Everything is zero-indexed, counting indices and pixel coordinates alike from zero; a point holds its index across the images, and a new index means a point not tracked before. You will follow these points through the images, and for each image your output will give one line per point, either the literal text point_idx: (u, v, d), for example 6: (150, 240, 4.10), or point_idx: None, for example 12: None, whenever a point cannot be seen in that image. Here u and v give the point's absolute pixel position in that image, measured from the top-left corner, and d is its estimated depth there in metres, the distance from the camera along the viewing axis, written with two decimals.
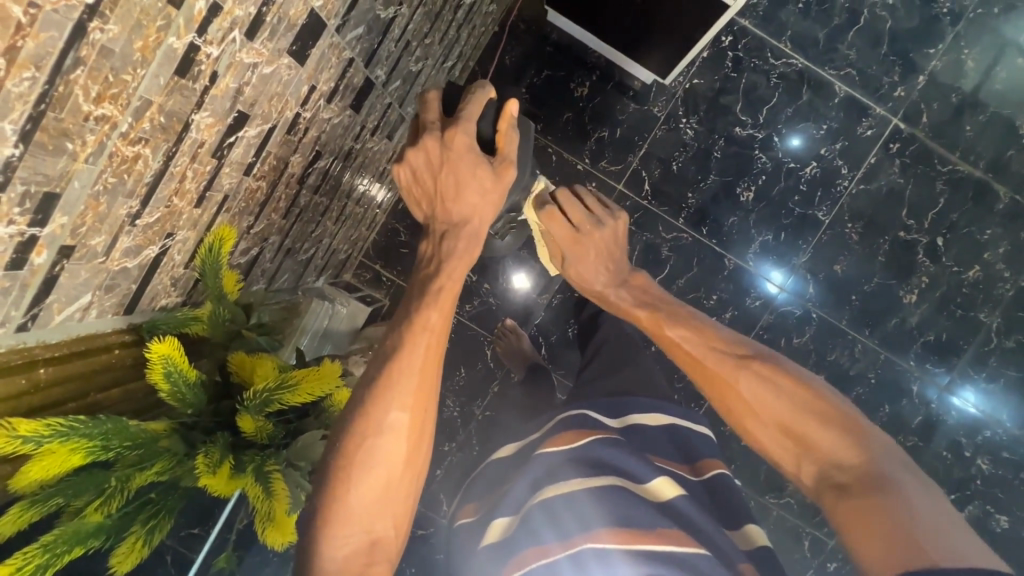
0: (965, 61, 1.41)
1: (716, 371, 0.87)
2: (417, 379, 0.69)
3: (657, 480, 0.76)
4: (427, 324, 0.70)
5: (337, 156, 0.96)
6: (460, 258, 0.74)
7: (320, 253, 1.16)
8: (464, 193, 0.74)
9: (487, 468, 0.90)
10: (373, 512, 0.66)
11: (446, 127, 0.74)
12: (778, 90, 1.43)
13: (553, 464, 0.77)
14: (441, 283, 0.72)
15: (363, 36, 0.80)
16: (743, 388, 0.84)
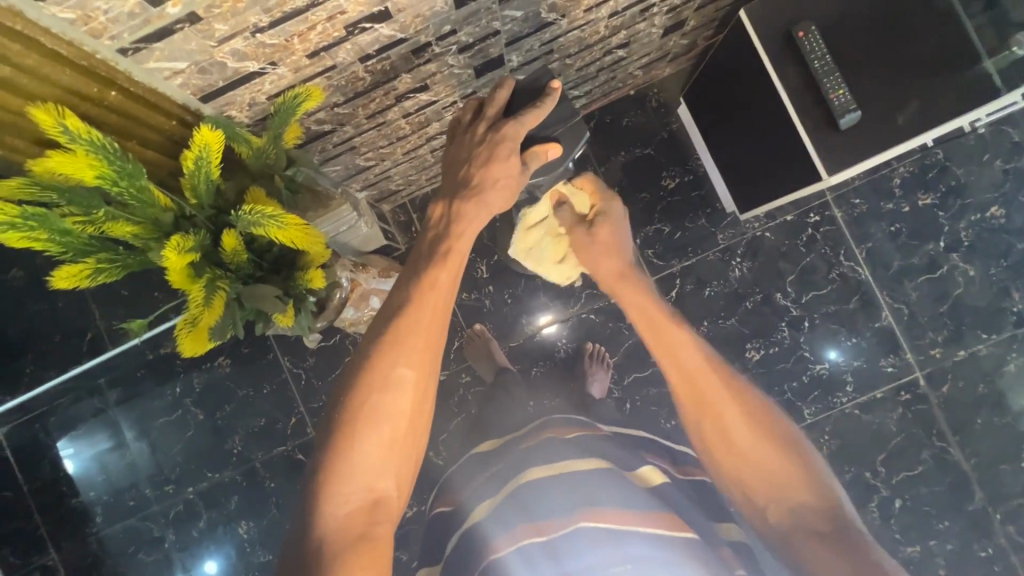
0: (1008, 362, 1.42)
1: (710, 390, 0.81)
2: (424, 335, 0.71)
3: (645, 469, 0.87)
4: (433, 283, 0.72)
5: (440, 100, 1.04)
6: (470, 232, 0.76)
7: (376, 170, 1.24)
8: (488, 167, 0.77)
9: (465, 462, 1.00)
10: (383, 462, 0.67)
11: (499, 120, 0.81)
12: (832, 285, 1.47)
13: (546, 449, 0.88)
14: (450, 245, 0.75)
15: (517, 20, 0.89)
16: (727, 415, 0.80)
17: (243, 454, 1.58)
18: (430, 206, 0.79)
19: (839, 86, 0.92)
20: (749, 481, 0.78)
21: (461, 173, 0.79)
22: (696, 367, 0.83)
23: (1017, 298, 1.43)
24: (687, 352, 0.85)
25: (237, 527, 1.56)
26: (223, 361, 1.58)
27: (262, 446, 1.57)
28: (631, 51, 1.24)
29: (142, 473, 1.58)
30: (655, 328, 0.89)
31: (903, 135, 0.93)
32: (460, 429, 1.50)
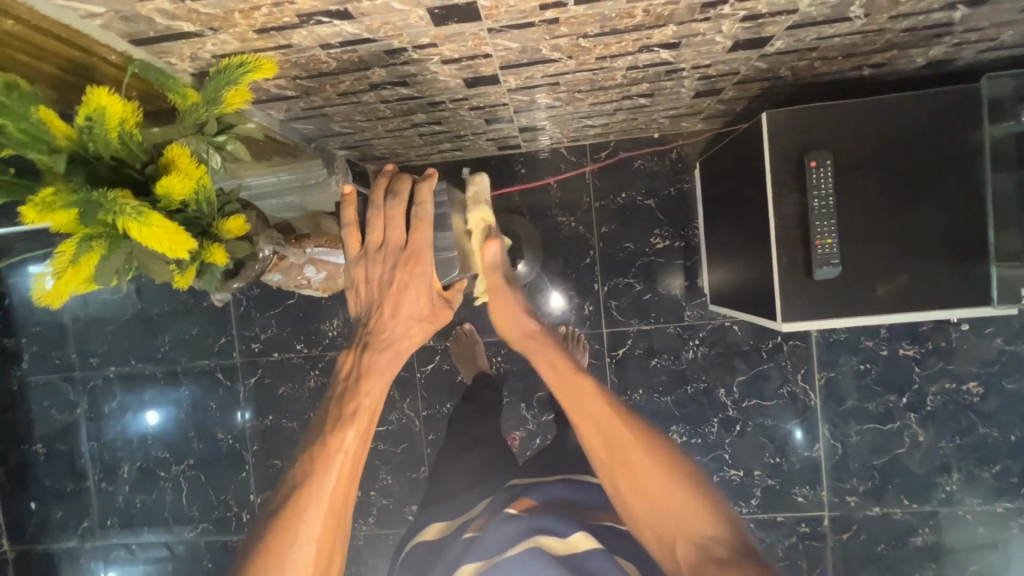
0: (917, 534, 1.39)
1: (609, 429, 0.72)
2: (329, 507, 0.63)
3: (575, 533, 0.69)
4: (341, 447, 0.65)
5: (424, 97, 0.97)
6: (377, 387, 0.69)
7: (355, 137, 1.18)
8: (392, 326, 0.71)
9: (411, 555, 0.83)
10: None
11: (400, 238, 0.72)
12: (778, 400, 1.41)
13: (478, 541, 0.73)
14: (360, 402, 0.68)
15: (513, 50, 0.80)
16: (641, 456, 0.70)
17: (168, 354, 1.60)
18: (339, 355, 0.72)
19: (829, 234, 0.83)
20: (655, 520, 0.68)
21: (370, 319, 0.72)
22: (603, 411, 0.73)
23: (954, 478, 1.37)
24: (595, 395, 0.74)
25: (145, 416, 1.62)
26: None
27: (187, 352, 1.60)
28: (655, 102, 1.13)
29: (75, 338, 1.63)
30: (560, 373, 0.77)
31: (876, 307, 0.86)
32: None
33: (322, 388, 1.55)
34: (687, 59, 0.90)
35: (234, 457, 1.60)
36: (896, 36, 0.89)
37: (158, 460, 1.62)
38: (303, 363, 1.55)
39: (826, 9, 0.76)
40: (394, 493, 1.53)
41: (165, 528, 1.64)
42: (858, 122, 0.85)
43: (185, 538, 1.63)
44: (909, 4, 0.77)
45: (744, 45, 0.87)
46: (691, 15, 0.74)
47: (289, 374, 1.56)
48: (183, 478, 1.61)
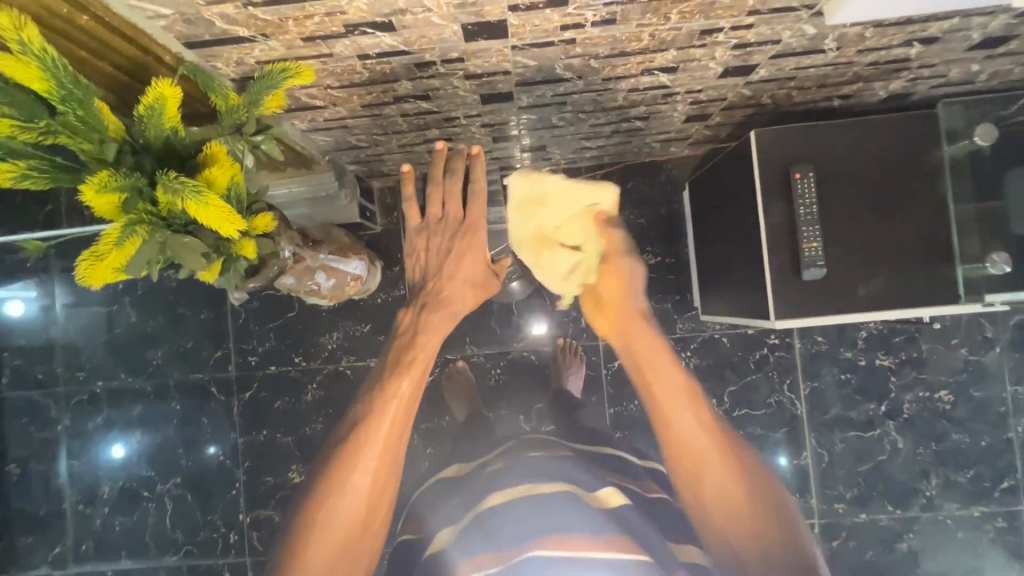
0: (903, 540, 1.44)
1: (675, 396, 0.72)
2: (384, 442, 0.69)
3: (604, 487, 0.75)
4: (398, 391, 0.71)
5: (441, 112, 1.04)
6: (433, 343, 0.76)
7: (368, 151, 1.24)
8: (450, 289, 0.82)
9: (430, 491, 0.89)
10: (350, 542, 0.67)
11: (457, 210, 0.85)
12: (766, 409, 1.47)
13: (506, 475, 0.79)
14: (415, 352, 0.74)
15: (530, 67, 0.88)
16: (694, 429, 0.71)
17: (160, 368, 1.58)
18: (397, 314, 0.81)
19: (814, 239, 0.92)
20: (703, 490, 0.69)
21: (426, 283, 0.83)
22: (671, 374, 0.73)
23: (934, 484, 1.44)
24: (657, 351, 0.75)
25: (132, 433, 1.57)
26: (172, 275, 1.57)
27: (180, 366, 1.57)
28: (649, 125, 1.23)
29: (60, 353, 1.59)
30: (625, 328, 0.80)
31: (859, 305, 0.94)
32: None
33: (320, 402, 1.55)
34: (682, 84, 1.01)
35: (225, 475, 1.56)
36: (862, 69, 1.01)
37: (143, 480, 1.57)
38: (301, 377, 1.55)
39: (805, 40, 0.87)
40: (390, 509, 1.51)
41: (146, 553, 1.56)
42: (835, 140, 0.95)
43: (167, 564, 1.56)
44: (874, 39, 0.89)
45: (733, 71, 0.97)
46: (690, 41, 0.83)
47: (286, 388, 1.55)
48: (168, 499, 1.56)
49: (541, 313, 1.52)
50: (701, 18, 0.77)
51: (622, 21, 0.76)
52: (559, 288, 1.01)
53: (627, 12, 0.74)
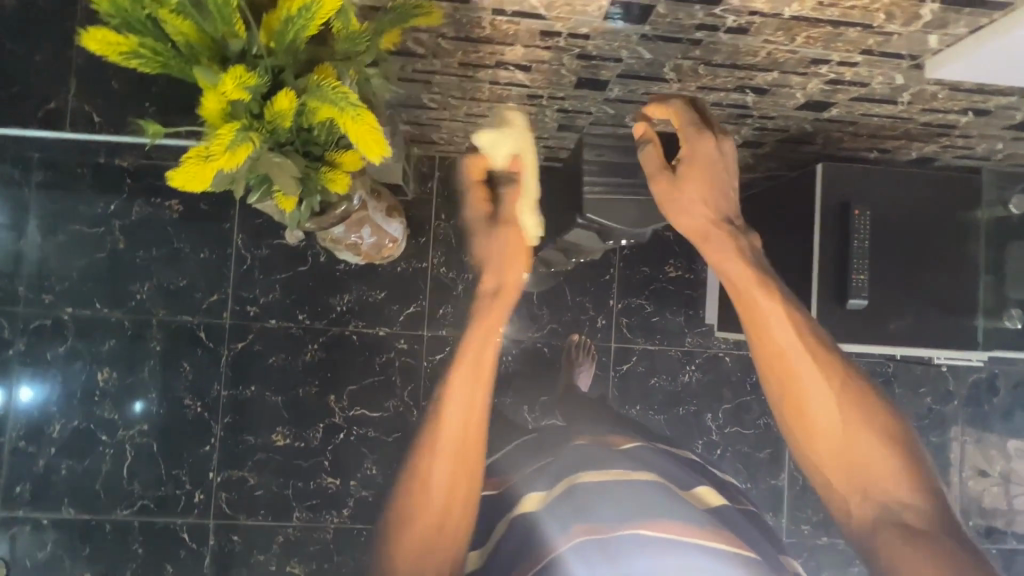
0: (855, 565, 1.57)
1: (790, 361, 0.67)
2: (480, 356, 0.70)
3: (700, 488, 0.75)
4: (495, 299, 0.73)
5: (528, 88, 1.04)
6: (484, 332, 0.71)
7: (430, 114, 1.21)
8: (492, 269, 0.75)
9: (502, 456, 0.93)
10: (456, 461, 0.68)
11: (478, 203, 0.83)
12: (755, 430, 1.56)
13: (597, 455, 0.77)
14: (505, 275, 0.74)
15: (642, 61, 0.90)
16: (831, 415, 0.66)
17: (143, 304, 1.44)
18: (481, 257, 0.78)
19: (863, 270, 1.00)
20: (834, 479, 0.65)
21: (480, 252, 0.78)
22: (788, 344, 0.67)
23: None
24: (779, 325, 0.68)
25: (98, 370, 1.43)
26: (175, 206, 1.45)
27: (167, 305, 1.45)
28: None
29: (25, 269, 1.42)
30: (737, 289, 0.70)
31: (890, 339, 1.02)
32: (371, 387, 1.48)
33: (318, 364, 1.47)
34: (761, 107, 1.05)
35: (199, 428, 1.44)
36: (914, 127, 1.11)
37: (101, 422, 1.42)
38: (302, 336, 1.47)
39: (889, 89, 0.94)
40: (377, 485, 1.46)
41: (92, 503, 1.41)
42: (889, 186, 1.04)
43: (114, 518, 1.42)
44: (942, 101, 0.98)
45: (811, 106, 1.03)
46: (797, 67, 0.88)
47: (284, 344, 1.47)
48: (129, 446, 1.42)
49: (559, 307, 1.53)
50: (820, 46, 0.82)
51: (752, 33, 0.80)
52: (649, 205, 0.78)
53: (762, 26, 0.78)
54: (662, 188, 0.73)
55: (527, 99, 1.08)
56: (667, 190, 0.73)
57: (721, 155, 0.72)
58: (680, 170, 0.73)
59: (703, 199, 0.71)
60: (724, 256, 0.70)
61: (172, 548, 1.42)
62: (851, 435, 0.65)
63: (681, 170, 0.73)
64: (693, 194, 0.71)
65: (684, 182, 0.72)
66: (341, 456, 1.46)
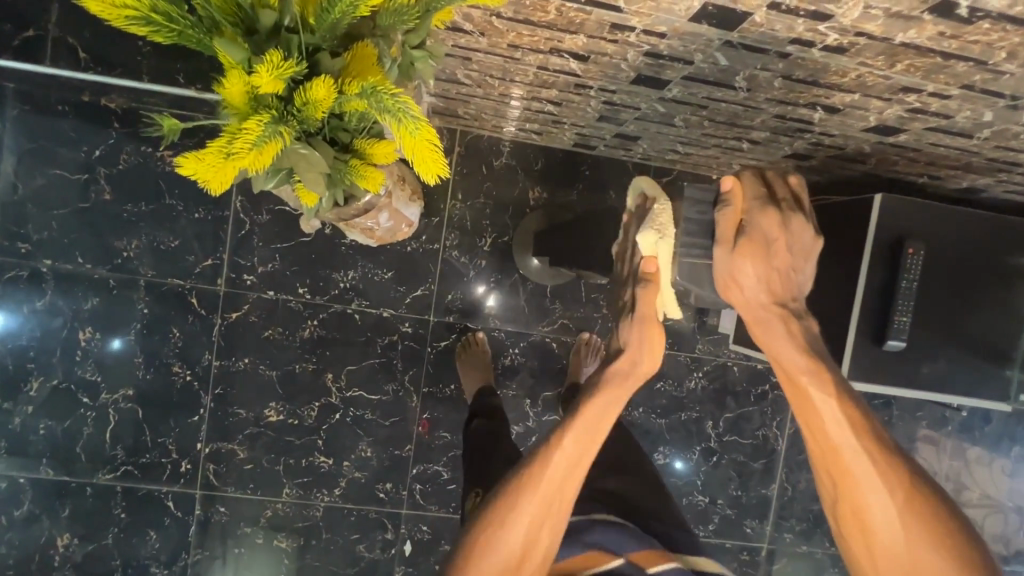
0: (827, 572, 1.63)
1: (853, 467, 0.62)
2: (589, 441, 0.70)
3: None
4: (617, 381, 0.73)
5: (579, 78, 0.94)
6: (606, 399, 0.71)
7: (461, 89, 1.10)
8: (629, 351, 0.74)
9: None
10: (535, 527, 0.68)
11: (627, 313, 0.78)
12: (752, 440, 1.56)
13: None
14: (630, 367, 0.74)
15: (715, 66, 0.81)
16: (896, 529, 0.61)
17: (131, 263, 1.34)
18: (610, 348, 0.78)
19: (906, 313, 0.94)
20: None
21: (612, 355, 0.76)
22: (855, 453, 0.62)
23: None
24: (838, 426, 0.63)
25: (80, 329, 1.33)
26: (169, 158, 1.32)
27: (156, 266, 1.35)
28: (752, 150, 1.20)
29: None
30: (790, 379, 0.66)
31: (918, 383, 1.00)
32: (371, 369, 1.42)
33: (316, 341, 1.40)
34: (825, 125, 0.97)
35: (188, 397, 1.38)
36: (978, 161, 1.04)
37: (83, 384, 1.34)
38: (301, 310, 1.39)
39: (972, 124, 0.86)
40: (371, 467, 1.43)
41: (72, 465, 1.36)
42: (944, 224, 0.98)
43: (96, 481, 1.37)
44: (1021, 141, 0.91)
45: (879, 130, 0.95)
46: (883, 92, 0.80)
47: (281, 317, 1.39)
48: (114, 411, 1.36)
49: (572, 303, 1.47)
50: (919, 76, 0.73)
51: (849, 53, 0.71)
52: (727, 275, 0.69)
53: (863, 48, 0.69)
54: (721, 259, 0.69)
55: (574, 87, 0.98)
56: (724, 263, 0.69)
57: (784, 233, 0.68)
58: (740, 244, 0.68)
59: (758, 280, 0.68)
60: (774, 343, 0.67)
61: (156, 515, 1.39)
62: (921, 564, 0.60)
63: (738, 241, 0.68)
64: (747, 272, 0.67)
65: (741, 256, 0.68)
66: (336, 436, 1.42)
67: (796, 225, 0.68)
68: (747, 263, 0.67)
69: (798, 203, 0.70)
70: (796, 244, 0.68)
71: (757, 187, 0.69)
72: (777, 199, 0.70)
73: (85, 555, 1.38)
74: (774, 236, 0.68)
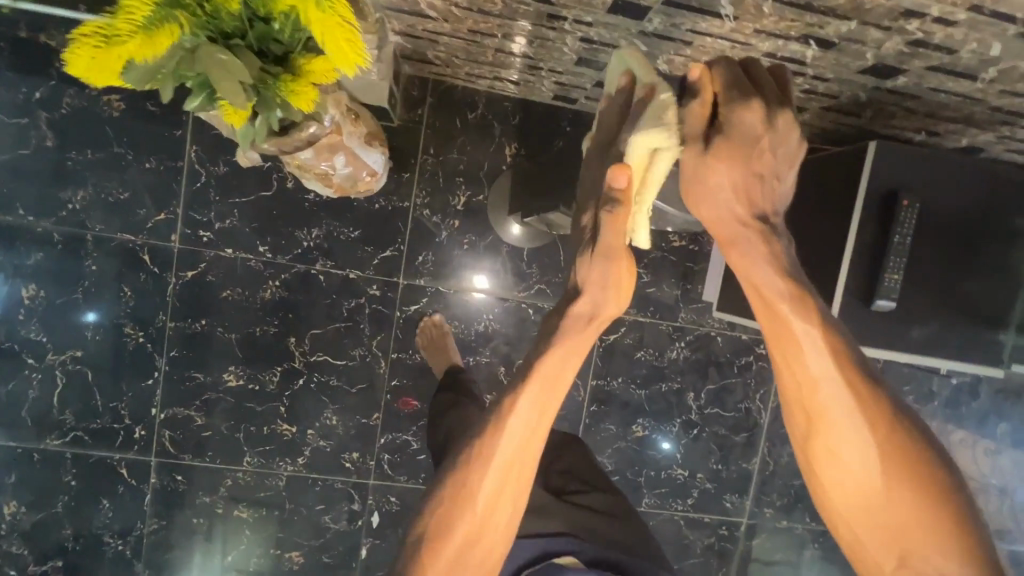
0: (807, 548, 1.60)
1: (825, 398, 0.58)
2: (541, 406, 0.63)
3: None
4: (573, 333, 0.64)
5: (552, 5, 0.85)
6: (560, 357, 0.63)
7: (427, 25, 1.01)
8: (591, 292, 0.64)
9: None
10: (492, 509, 0.63)
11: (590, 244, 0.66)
12: (735, 413, 1.51)
13: None
14: (587, 314, 0.64)
15: None
16: (866, 462, 0.58)
17: (76, 215, 1.25)
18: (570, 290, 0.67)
19: (898, 270, 0.88)
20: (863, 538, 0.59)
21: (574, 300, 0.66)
22: (829, 383, 0.58)
23: None
24: (816, 352, 0.58)
25: (22, 285, 1.25)
26: (116, 102, 1.22)
27: (104, 220, 1.26)
28: None
29: None
30: (768, 302, 0.60)
31: (908, 346, 0.94)
32: (337, 334, 1.35)
33: (278, 303, 1.33)
34: (818, 66, 0.90)
35: (141, 360, 1.30)
36: (980, 111, 0.97)
37: (28, 344, 1.26)
38: (261, 271, 1.31)
39: (976, 61, 0.79)
40: (337, 437, 1.37)
41: (18, 429, 1.28)
42: (941, 176, 0.92)
43: (43, 447, 1.29)
44: None
45: (876, 71, 0.88)
46: (883, 18, 0.73)
47: (240, 278, 1.31)
48: (61, 373, 1.28)
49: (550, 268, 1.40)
50: None
51: None
52: (696, 179, 0.60)
53: None
54: (689, 162, 0.60)
55: (547, 18, 0.90)
56: (693, 165, 0.60)
57: (766, 130, 0.58)
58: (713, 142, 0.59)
59: (728, 186, 0.59)
60: (750, 261, 0.60)
61: (109, 483, 1.32)
62: (892, 494, 0.57)
63: (713, 140, 0.59)
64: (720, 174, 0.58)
65: (711, 158, 0.59)
66: (299, 404, 1.35)
67: (782, 120, 0.58)
68: (721, 162, 0.58)
69: (786, 100, 0.61)
70: (781, 144, 0.59)
71: (738, 78, 0.60)
72: (762, 94, 0.60)
73: (34, 524, 1.31)
74: (754, 132, 0.58)
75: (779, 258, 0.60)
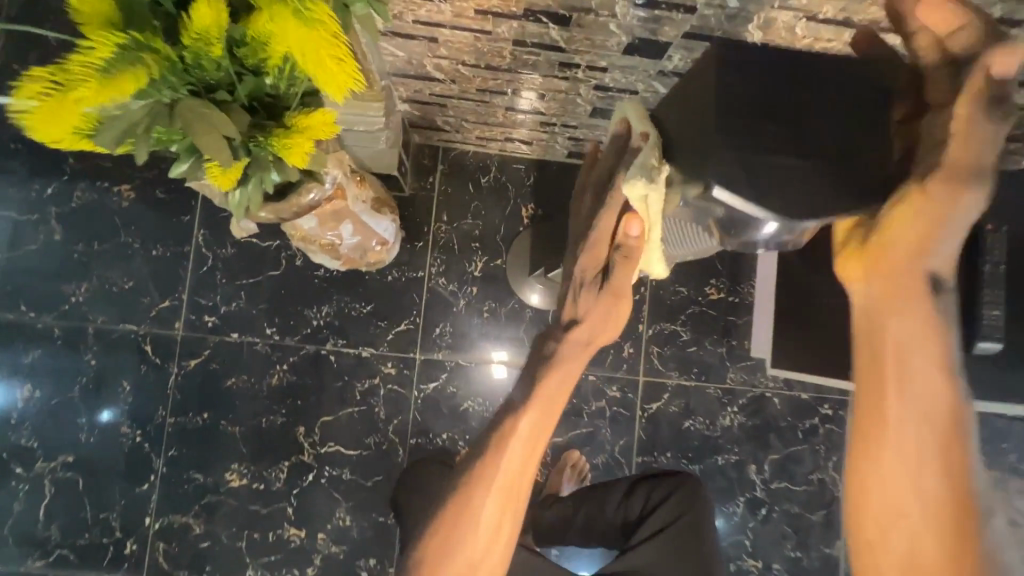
0: None
1: (917, 446, 0.53)
2: (541, 426, 0.67)
3: None
4: (564, 358, 0.68)
5: (564, 53, 0.81)
6: (562, 372, 0.68)
7: (434, 89, 0.98)
8: (587, 322, 0.69)
9: None
10: (496, 522, 0.67)
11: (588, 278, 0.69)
12: (807, 487, 1.30)
13: None
14: (576, 336, 0.69)
15: (724, 13, 0.67)
16: (932, 526, 0.54)
17: (79, 309, 1.20)
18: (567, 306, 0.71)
19: (997, 304, 0.73)
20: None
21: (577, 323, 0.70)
22: (924, 433, 0.53)
23: None
24: (929, 397, 0.53)
25: (18, 387, 1.17)
26: (127, 192, 1.21)
27: (107, 312, 1.20)
28: None
29: None
30: (897, 359, 0.54)
31: None
32: (350, 420, 1.23)
33: (286, 389, 1.22)
34: None
35: (138, 463, 1.18)
36: None
37: (19, 451, 1.16)
38: (269, 355, 1.22)
39: None
40: (351, 540, 1.20)
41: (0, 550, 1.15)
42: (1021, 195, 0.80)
43: (27, 570, 1.15)
44: None
45: None
46: None
47: (247, 364, 1.22)
48: (52, 482, 1.17)
49: None
50: None
51: None
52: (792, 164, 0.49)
53: None
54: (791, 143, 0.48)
55: (559, 67, 0.85)
56: (800, 172, 0.47)
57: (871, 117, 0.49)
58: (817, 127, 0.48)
59: (830, 199, 0.48)
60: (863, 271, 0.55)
61: None
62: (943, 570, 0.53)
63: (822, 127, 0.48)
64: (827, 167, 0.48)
65: (818, 164, 0.47)
66: (309, 503, 1.20)
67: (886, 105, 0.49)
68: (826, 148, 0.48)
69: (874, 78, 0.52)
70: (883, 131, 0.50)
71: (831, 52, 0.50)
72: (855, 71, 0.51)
73: None
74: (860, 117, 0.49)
75: (931, 325, 0.53)
